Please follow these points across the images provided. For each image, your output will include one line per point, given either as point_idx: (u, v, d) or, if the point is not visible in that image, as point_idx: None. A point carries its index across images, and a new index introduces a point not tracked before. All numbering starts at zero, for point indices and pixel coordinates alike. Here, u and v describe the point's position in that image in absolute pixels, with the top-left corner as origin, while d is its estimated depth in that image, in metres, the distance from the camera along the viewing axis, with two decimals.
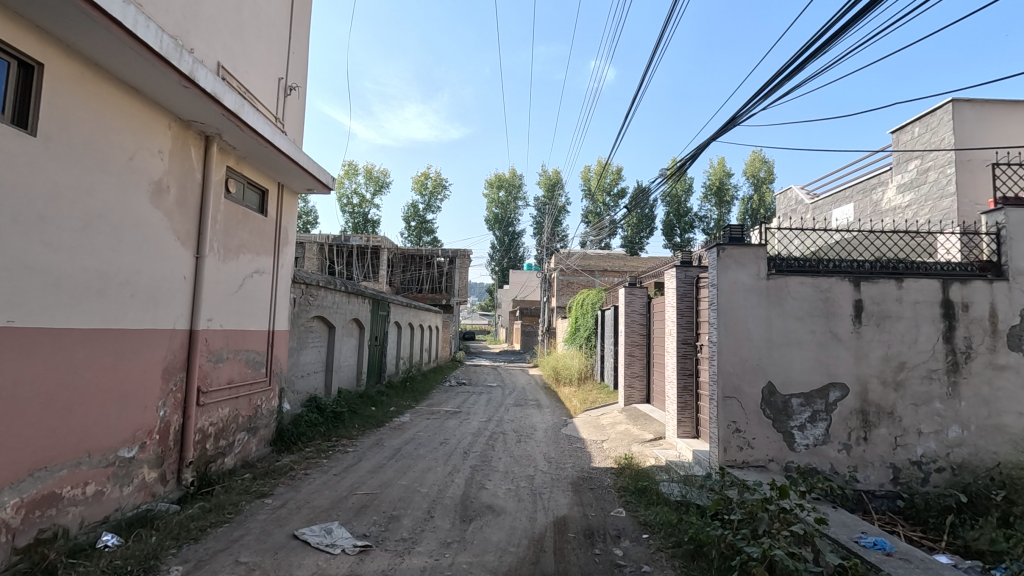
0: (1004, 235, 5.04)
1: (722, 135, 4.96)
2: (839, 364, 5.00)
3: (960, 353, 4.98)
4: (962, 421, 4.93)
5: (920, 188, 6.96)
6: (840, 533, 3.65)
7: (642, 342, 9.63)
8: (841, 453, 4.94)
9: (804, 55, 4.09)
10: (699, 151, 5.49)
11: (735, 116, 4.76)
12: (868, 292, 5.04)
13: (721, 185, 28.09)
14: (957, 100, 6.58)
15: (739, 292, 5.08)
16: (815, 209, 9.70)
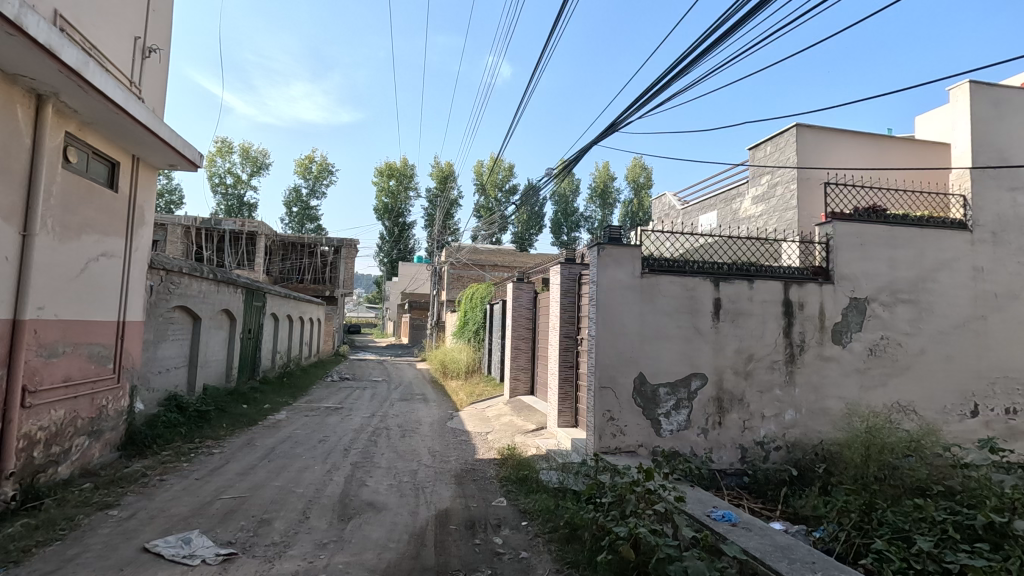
0: (831, 245, 5.85)
1: (604, 140, 5.25)
2: (701, 356, 5.51)
3: (797, 346, 5.71)
4: (797, 405, 5.66)
5: (771, 200, 7.85)
6: (696, 509, 4.04)
7: (527, 336, 9.90)
8: (699, 437, 5.45)
9: (677, 71, 4.44)
10: (583, 153, 5.76)
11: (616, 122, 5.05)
12: (725, 291, 5.62)
13: (605, 187, 29.66)
14: (799, 124, 7.53)
15: (617, 290, 5.41)
16: (685, 214, 10.60)
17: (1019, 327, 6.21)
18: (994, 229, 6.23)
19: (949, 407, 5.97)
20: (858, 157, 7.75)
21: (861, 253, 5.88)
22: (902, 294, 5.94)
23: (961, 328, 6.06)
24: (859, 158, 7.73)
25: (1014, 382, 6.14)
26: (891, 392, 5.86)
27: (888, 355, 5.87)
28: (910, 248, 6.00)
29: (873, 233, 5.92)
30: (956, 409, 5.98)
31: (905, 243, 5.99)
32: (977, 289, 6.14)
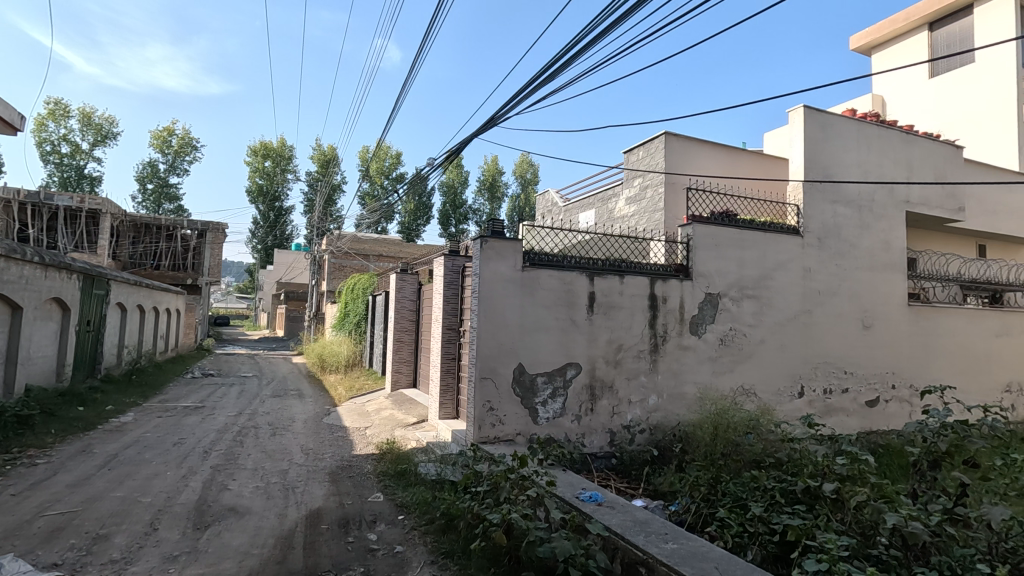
0: (691, 244, 6.43)
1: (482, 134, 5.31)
2: (576, 346, 5.79)
3: (660, 337, 6.21)
4: (659, 391, 6.17)
5: (642, 201, 8.44)
6: (566, 491, 4.25)
7: (411, 328, 9.74)
8: (573, 423, 5.74)
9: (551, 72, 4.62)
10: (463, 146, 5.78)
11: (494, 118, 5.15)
12: (599, 285, 5.95)
13: (493, 181, 29.99)
14: (668, 132, 8.16)
15: (499, 282, 5.51)
16: (566, 211, 11.04)
17: (836, 319, 7.29)
18: (820, 236, 7.24)
19: (781, 389, 6.86)
20: (716, 167, 8.59)
21: (715, 253, 6.53)
22: (748, 290, 6.70)
23: (793, 321, 6.98)
24: (716, 167, 8.56)
25: (831, 366, 7.20)
26: (737, 377, 6.59)
27: (735, 344, 6.60)
28: (755, 249, 6.78)
29: (725, 235, 6.60)
30: (787, 391, 6.89)
31: (751, 245, 6.76)
32: (805, 286, 7.09)
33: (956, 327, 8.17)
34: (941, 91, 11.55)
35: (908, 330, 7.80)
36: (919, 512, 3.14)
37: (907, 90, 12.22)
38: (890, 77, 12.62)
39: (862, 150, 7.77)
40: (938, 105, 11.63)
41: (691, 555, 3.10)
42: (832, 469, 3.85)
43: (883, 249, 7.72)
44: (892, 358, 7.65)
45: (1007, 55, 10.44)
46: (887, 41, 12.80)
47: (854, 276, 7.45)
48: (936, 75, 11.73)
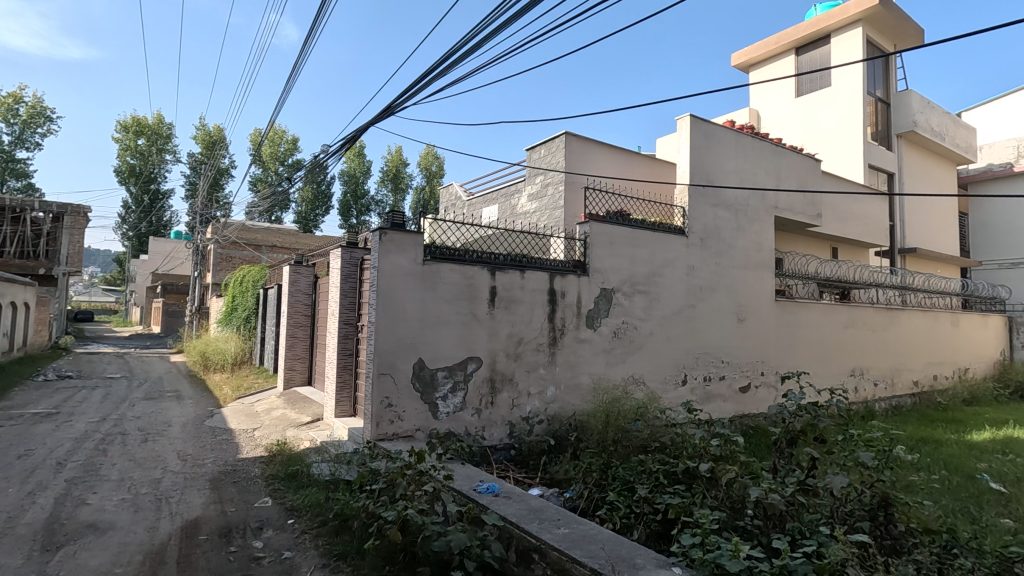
0: (588, 242, 6.70)
1: (379, 122, 5.17)
2: (477, 340, 5.82)
3: (559, 330, 6.42)
4: (557, 382, 6.38)
5: (543, 199, 8.65)
6: (464, 484, 4.27)
7: (306, 324, 9.27)
8: (473, 416, 5.78)
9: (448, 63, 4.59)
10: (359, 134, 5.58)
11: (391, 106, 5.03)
12: (500, 280, 6.03)
13: (397, 172, 29.26)
14: (568, 133, 8.42)
15: (398, 276, 5.39)
16: (470, 206, 11.05)
17: (715, 313, 7.94)
18: (702, 236, 7.85)
19: (668, 378, 7.36)
20: (612, 168, 9.01)
21: (610, 250, 6.86)
22: (639, 285, 7.11)
23: (678, 314, 7.51)
24: (613, 168, 8.98)
25: (711, 356, 7.85)
26: (628, 367, 6.98)
27: (627, 337, 6.98)
28: (645, 247, 7.20)
29: (619, 233, 6.95)
30: (672, 379, 7.41)
31: (643, 243, 7.18)
32: (689, 283, 7.66)
33: (812, 319, 9.24)
34: (805, 110, 12.94)
35: (774, 322, 8.69)
36: (777, 484, 3.51)
37: (778, 107, 13.56)
38: (763, 94, 13.93)
39: (739, 159, 8.52)
40: (802, 121, 13.03)
41: (581, 538, 3.25)
42: (706, 450, 4.21)
43: (755, 250, 8.53)
44: (761, 348, 8.49)
45: (857, 82, 11.93)
46: (762, 60, 14.06)
47: (731, 273, 8.16)
48: (801, 95, 13.13)
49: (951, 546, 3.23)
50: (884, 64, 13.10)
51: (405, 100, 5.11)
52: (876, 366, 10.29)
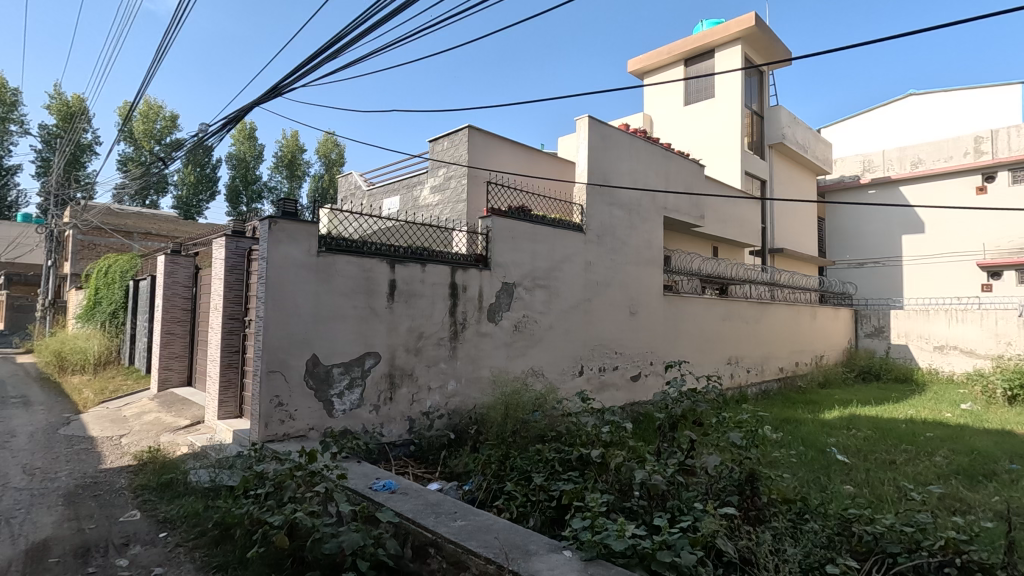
0: (490, 236, 6.75)
1: (265, 103, 4.85)
2: (375, 335, 5.66)
3: (460, 324, 6.41)
4: (457, 376, 6.37)
5: (446, 191, 8.58)
6: (359, 483, 4.15)
7: (185, 319, 8.49)
8: (371, 413, 5.62)
9: (341, 43, 4.42)
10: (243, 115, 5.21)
11: (278, 86, 4.74)
12: (400, 273, 5.90)
13: (293, 158, 27.61)
14: (471, 126, 8.42)
15: (290, 268, 5.10)
16: (370, 196, 10.70)
17: (610, 307, 8.34)
18: (599, 233, 8.20)
19: (565, 369, 7.63)
20: (514, 164, 9.14)
21: (511, 245, 6.96)
22: (539, 280, 7.29)
23: (576, 308, 7.80)
24: (515, 164, 9.11)
25: (605, 348, 8.24)
26: (528, 360, 7.14)
27: (527, 330, 7.14)
28: (545, 243, 7.40)
29: (520, 228, 7.08)
30: (570, 371, 7.69)
31: (543, 239, 7.37)
32: (587, 278, 7.99)
33: (696, 313, 10.01)
34: (692, 118, 13.94)
35: (662, 315, 9.31)
36: (659, 466, 3.76)
37: (668, 114, 14.49)
38: (656, 101, 14.82)
39: (632, 161, 9.00)
40: (689, 129, 14.04)
41: (477, 529, 3.28)
42: (598, 437, 4.41)
43: (646, 247, 9.06)
44: (651, 340, 9.05)
45: (736, 95, 13.03)
46: (656, 68, 14.86)
47: (624, 269, 8.61)
48: (689, 104, 14.12)
49: (804, 512, 3.63)
50: (759, 80, 14.44)
51: (294, 81, 4.85)
52: (748, 355, 11.37)
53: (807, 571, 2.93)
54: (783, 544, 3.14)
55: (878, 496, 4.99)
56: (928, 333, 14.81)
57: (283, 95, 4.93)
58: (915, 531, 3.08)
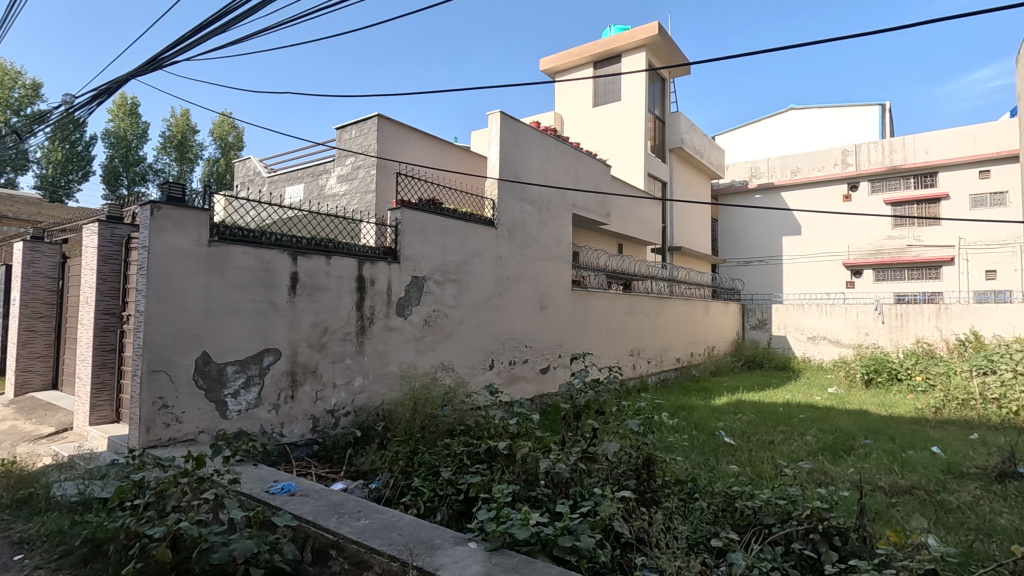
0: (399, 229, 6.61)
1: (140, 75, 4.41)
2: (275, 331, 5.36)
3: (367, 319, 6.22)
4: (365, 372, 6.19)
5: (354, 181, 8.28)
6: (254, 487, 3.91)
7: (49, 314, 7.54)
8: (270, 413, 5.31)
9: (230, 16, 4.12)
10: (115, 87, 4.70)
11: (156, 58, 4.33)
12: (303, 265, 5.62)
13: (183, 139, 25.35)
14: (380, 115, 8.17)
15: (176, 258, 4.69)
16: (271, 183, 10.08)
17: (520, 301, 8.48)
18: (510, 228, 8.29)
19: (476, 363, 7.66)
20: (425, 156, 9.00)
21: (421, 238, 6.86)
22: (450, 274, 7.25)
23: (486, 302, 7.85)
24: (426, 156, 8.98)
25: (516, 342, 8.38)
26: (438, 354, 7.09)
27: (437, 325, 7.07)
28: (456, 237, 7.36)
29: (431, 222, 6.99)
30: (480, 365, 7.73)
31: (454, 232, 7.33)
32: (497, 272, 8.06)
33: (601, 307, 10.44)
34: (600, 119, 14.46)
35: (570, 310, 9.61)
36: (563, 454, 3.89)
37: (578, 114, 14.92)
38: (566, 101, 15.19)
39: (543, 158, 9.18)
40: (597, 130, 14.55)
41: (381, 527, 3.21)
42: (506, 429, 4.48)
43: (556, 243, 9.30)
44: (559, 333, 9.32)
45: (640, 99, 13.69)
46: (567, 68, 15.21)
47: (534, 264, 8.78)
48: (597, 105, 14.61)
49: (693, 491, 3.91)
50: (661, 87, 15.24)
51: (175, 54, 4.45)
52: (649, 347, 12.05)
53: (694, 546, 3.16)
54: (673, 522, 3.37)
55: (758, 473, 5.49)
56: (802, 325, 16.48)
57: (163, 68, 4.51)
58: (787, 503, 3.42)
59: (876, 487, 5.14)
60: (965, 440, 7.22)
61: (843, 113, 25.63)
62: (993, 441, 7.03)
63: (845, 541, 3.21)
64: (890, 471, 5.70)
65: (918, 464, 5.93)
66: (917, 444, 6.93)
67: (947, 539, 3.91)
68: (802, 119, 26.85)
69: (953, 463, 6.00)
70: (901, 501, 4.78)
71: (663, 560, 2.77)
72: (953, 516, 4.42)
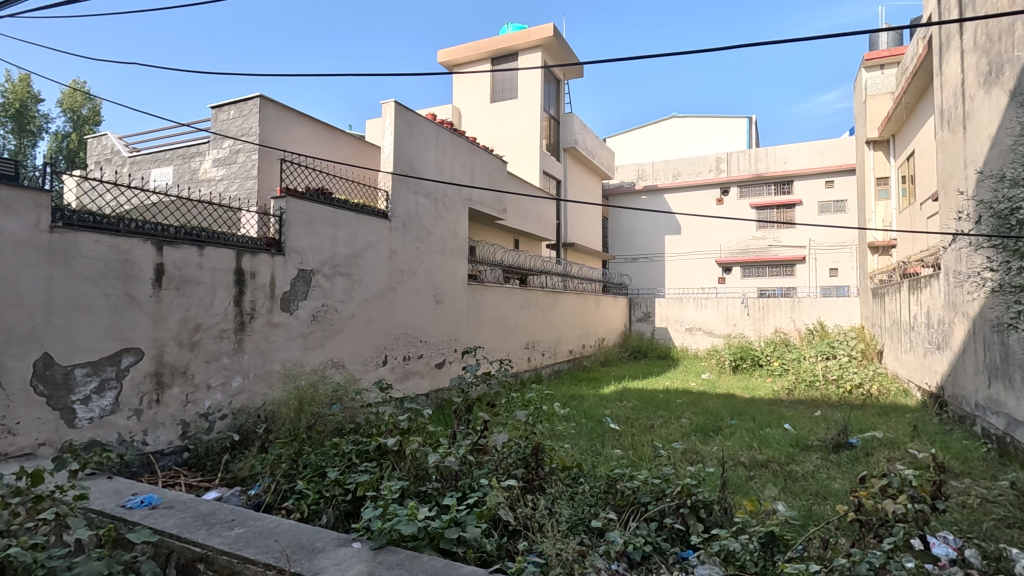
0: (283, 219, 6.22)
1: None
2: (135, 328, 4.83)
3: (247, 314, 5.79)
4: (244, 371, 5.76)
5: (232, 166, 7.67)
6: (107, 503, 3.51)
7: None
8: (130, 420, 4.79)
9: None
10: None
11: None
12: (170, 256, 5.11)
13: (23, 108, 21.91)
14: (262, 96, 7.63)
15: (7, 246, 4.06)
16: (133, 163, 9.03)
17: (414, 296, 8.36)
18: (404, 221, 8.13)
19: (367, 359, 7.44)
20: (313, 143, 8.56)
21: (308, 229, 6.51)
22: (339, 267, 6.95)
23: (379, 297, 7.65)
24: (314, 143, 8.53)
25: (410, 337, 8.25)
26: (327, 351, 6.79)
27: (326, 320, 6.77)
28: (347, 229, 7.09)
29: (319, 212, 6.66)
30: (372, 361, 7.52)
31: (344, 224, 7.04)
32: (390, 266, 7.87)
33: (497, 301, 10.58)
34: (497, 115, 14.61)
35: (465, 304, 9.64)
36: (453, 448, 3.91)
37: (475, 109, 14.95)
38: (464, 95, 15.16)
39: (438, 152, 9.10)
40: (494, 126, 14.68)
41: (257, 535, 3.03)
42: (396, 426, 4.40)
43: (451, 238, 9.27)
44: (454, 328, 9.31)
45: (536, 98, 14.01)
46: (466, 61, 15.16)
47: (429, 258, 8.69)
48: (494, 101, 14.73)
49: (578, 475, 4.09)
50: (555, 87, 15.70)
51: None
52: (543, 339, 12.42)
53: (575, 527, 3.32)
54: (557, 506, 3.52)
55: (638, 455, 5.89)
56: (682, 317, 17.86)
57: None
58: (661, 482, 3.70)
59: (738, 462, 5.72)
60: (810, 416, 8.26)
61: (717, 124, 28.08)
62: (832, 417, 8.11)
63: (709, 512, 3.54)
64: (749, 447, 6.38)
65: (773, 440, 6.69)
66: (772, 422, 7.80)
67: (792, 504, 4.46)
68: (683, 127, 29.03)
69: (800, 437, 6.85)
70: (758, 473, 5.37)
71: (546, 544, 2.88)
72: (798, 484, 5.05)
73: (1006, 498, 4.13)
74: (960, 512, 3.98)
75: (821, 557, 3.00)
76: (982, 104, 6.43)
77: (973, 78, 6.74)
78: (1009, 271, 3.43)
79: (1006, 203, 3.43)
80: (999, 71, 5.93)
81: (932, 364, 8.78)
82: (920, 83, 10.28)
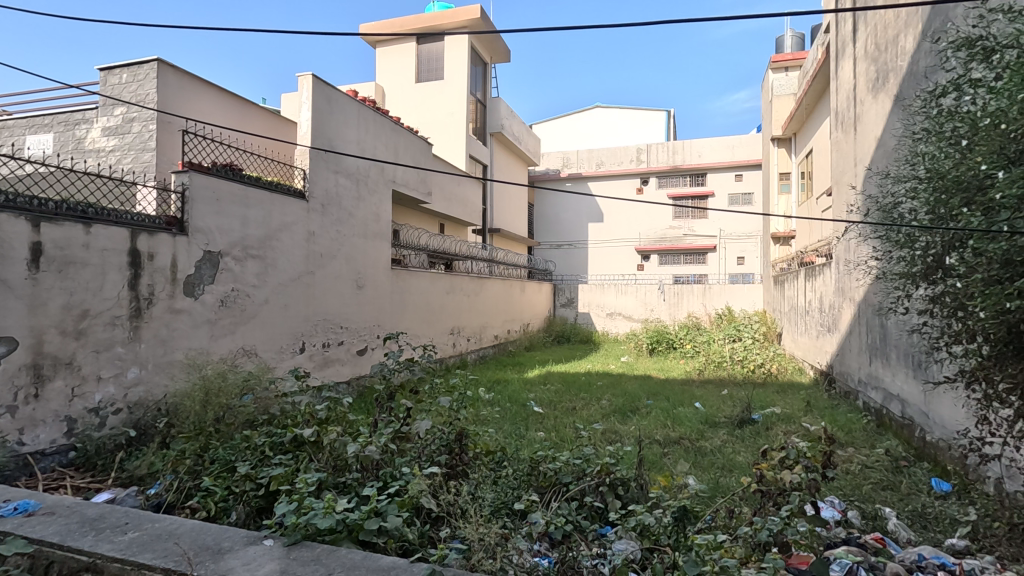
0: (187, 196, 5.72)
1: None
2: (7, 315, 4.28)
3: (144, 300, 5.29)
4: (141, 361, 5.27)
5: (125, 136, 6.95)
6: None
7: None
8: (2, 418, 4.26)
9: None
10: None
11: None
12: (49, 234, 4.56)
13: None
14: (161, 60, 6.94)
15: None
16: (3, 128, 7.95)
17: (333, 281, 8.01)
18: (322, 202, 7.74)
19: (283, 347, 7.07)
20: (220, 114, 7.93)
21: (214, 208, 6.03)
22: (251, 250, 6.52)
23: (294, 281, 7.25)
24: (219, 115, 7.89)
25: (329, 323, 7.92)
26: (237, 339, 6.37)
27: (236, 306, 6.35)
28: (259, 208, 6.65)
29: (226, 189, 6.17)
30: (288, 348, 7.15)
31: (255, 204, 6.60)
32: (307, 249, 7.48)
33: (421, 287, 10.39)
34: (422, 95, 14.21)
35: (389, 290, 9.37)
36: (373, 437, 3.79)
37: (400, 87, 14.47)
38: (388, 72, 14.59)
39: (359, 129, 8.71)
40: (420, 106, 14.29)
41: (154, 538, 2.79)
42: (313, 415, 4.21)
43: (373, 220, 8.95)
44: (376, 313, 9.04)
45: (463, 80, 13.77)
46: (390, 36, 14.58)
47: (350, 241, 8.36)
48: (419, 81, 14.33)
49: (502, 459, 4.11)
50: (482, 70, 15.48)
51: None
52: (468, 325, 12.37)
53: (498, 510, 3.32)
54: (480, 489, 3.52)
55: (560, 437, 6.03)
56: (603, 303, 18.43)
57: None
58: (582, 462, 3.81)
59: (653, 440, 6.01)
60: (718, 395, 8.81)
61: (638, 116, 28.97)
62: (737, 395, 8.71)
63: (626, 489, 3.69)
64: (663, 425, 6.73)
65: (685, 418, 7.08)
66: (685, 401, 8.26)
67: (702, 477, 4.75)
68: (607, 117, 29.71)
69: (709, 414, 7.29)
70: (672, 450, 5.65)
71: (468, 529, 2.86)
72: (707, 458, 5.37)
73: (882, 465, 4.63)
74: (845, 478, 4.38)
75: (727, 526, 3.21)
76: (871, 108, 7.05)
77: (863, 84, 7.36)
78: (892, 261, 3.76)
79: (890, 198, 3.77)
80: (885, 78, 6.50)
81: (823, 344, 9.63)
82: (819, 86, 11.10)
